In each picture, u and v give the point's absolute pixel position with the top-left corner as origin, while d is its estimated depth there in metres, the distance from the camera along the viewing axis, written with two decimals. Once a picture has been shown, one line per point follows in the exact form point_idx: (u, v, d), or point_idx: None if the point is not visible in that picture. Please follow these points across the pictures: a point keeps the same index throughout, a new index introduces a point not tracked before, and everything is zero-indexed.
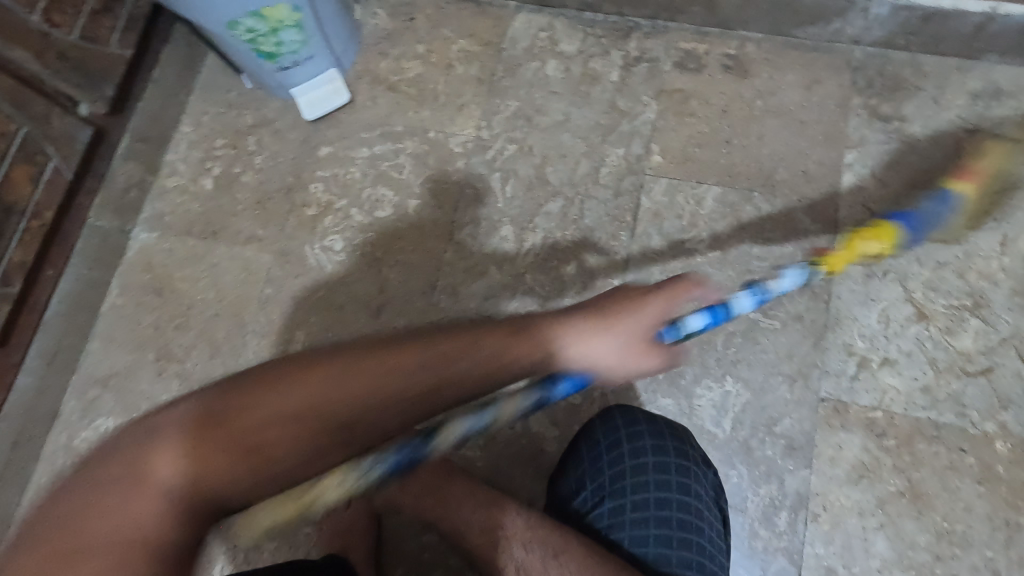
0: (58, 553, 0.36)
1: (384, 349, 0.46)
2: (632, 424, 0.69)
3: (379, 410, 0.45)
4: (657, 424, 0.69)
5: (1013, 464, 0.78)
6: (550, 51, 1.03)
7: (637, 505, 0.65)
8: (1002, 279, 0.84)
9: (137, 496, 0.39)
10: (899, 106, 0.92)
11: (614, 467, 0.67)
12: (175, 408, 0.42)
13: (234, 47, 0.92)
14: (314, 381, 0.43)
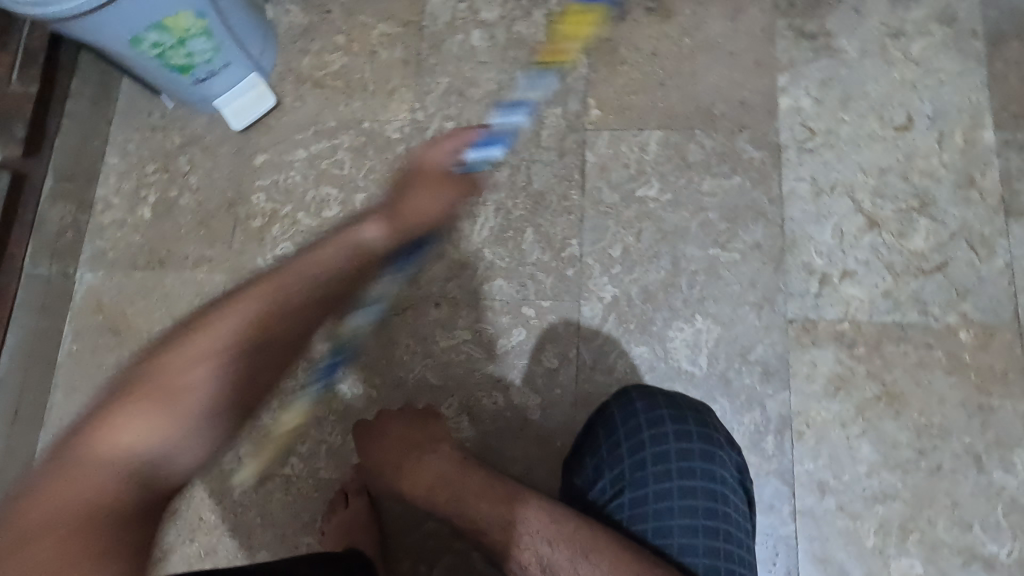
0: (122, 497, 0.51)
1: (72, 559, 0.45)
2: (652, 409, 0.70)
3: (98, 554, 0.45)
4: (679, 408, 0.71)
5: (979, 350, 0.80)
6: (472, 21, 1.02)
7: (661, 495, 0.67)
8: (944, 175, 0.85)
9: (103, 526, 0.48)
10: (822, 22, 0.93)
11: (633, 455, 0.68)
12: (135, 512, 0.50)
13: (144, 64, 0.90)
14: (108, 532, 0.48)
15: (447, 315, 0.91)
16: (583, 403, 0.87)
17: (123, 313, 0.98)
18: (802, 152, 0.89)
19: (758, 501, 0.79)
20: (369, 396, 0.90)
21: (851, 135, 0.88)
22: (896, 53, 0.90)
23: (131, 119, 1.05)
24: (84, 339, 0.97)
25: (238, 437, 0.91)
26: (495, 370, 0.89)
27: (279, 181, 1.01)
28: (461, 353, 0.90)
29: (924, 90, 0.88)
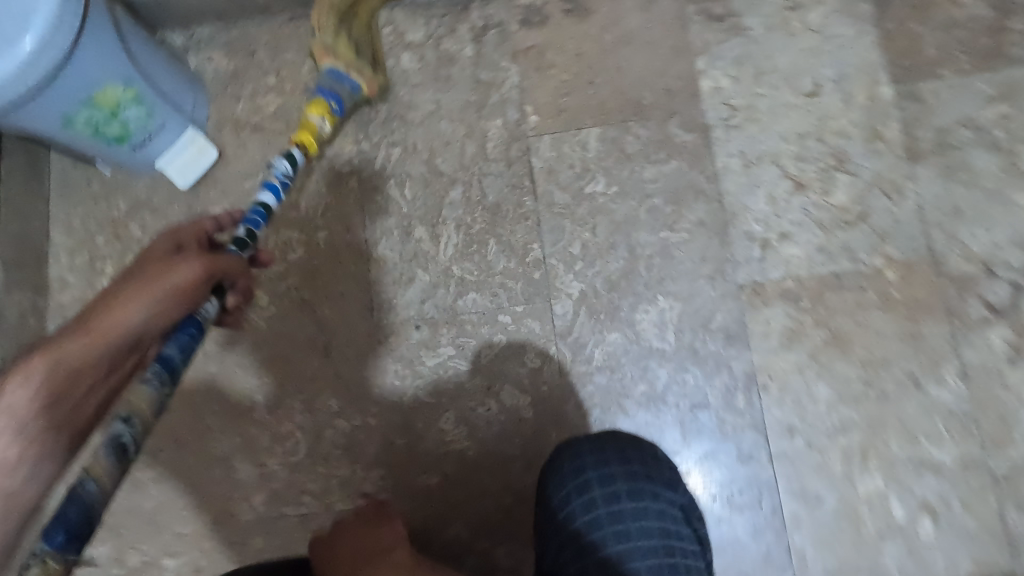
0: None
1: None
2: (580, 479, 0.77)
3: None
4: (604, 471, 0.77)
5: (904, 285, 0.89)
6: (400, 44, 1.03)
7: (604, 561, 0.73)
8: (854, 132, 0.94)
9: None
10: (728, 3, 0.99)
11: (571, 530, 0.75)
12: None
13: (79, 141, 0.91)
14: None
15: (426, 336, 0.95)
16: (569, 394, 0.93)
17: None
18: (728, 130, 0.96)
19: (738, 452, 0.88)
20: (367, 425, 0.95)
21: (770, 107, 0.96)
22: (797, 24, 0.97)
23: (71, 192, 1.03)
24: None
25: (251, 487, 0.94)
26: (482, 379, 0.94)
27: None
28: (448, 369, 0.95)
29: (826, 56, 0.96)
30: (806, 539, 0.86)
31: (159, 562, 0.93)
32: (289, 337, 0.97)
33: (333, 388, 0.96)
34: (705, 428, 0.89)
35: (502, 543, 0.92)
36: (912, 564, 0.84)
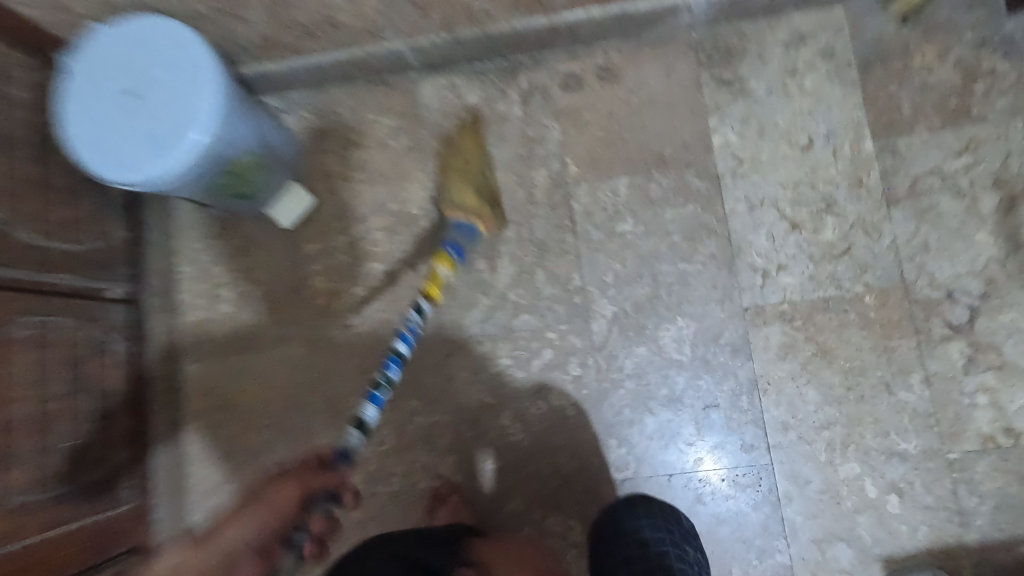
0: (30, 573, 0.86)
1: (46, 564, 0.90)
2: (638, 520, 1.03)
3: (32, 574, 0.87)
4: (655, 519, 1.03)
5: (880, 308, 1.09)
6: (460, 107, 1.25)
7: None
8: (841, 180, 1.13)
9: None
10: (736, 70, 1.18)
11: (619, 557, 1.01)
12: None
13: (208, 197, 1.13)
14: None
15: (487, 350, 1.18)
16: (604, 396, 1.15)
17: (231, 392, 1.24)
18: (735, 178, 1.16)
19: (742, 443, 1.10)
20: (441, 422, 1.18)
21: (770, 158, 1.15)
22: (794, 88, 1.16)
23: (190, 231, 1.26)
24: (200, 420, 1.23)
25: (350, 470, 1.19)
26: (533, 384, 1.16)
27: (331, 265, 1.25)
28: (506, 376, 1.17)
29: (819, 115, 1.15)
30: (796, 511, 1.08)
31: None
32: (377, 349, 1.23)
33: (413, 392, 1.19)
34: (716, 423, 1.11)
35: (552, 513, 1.15)
36: (881, 532, 1.05)
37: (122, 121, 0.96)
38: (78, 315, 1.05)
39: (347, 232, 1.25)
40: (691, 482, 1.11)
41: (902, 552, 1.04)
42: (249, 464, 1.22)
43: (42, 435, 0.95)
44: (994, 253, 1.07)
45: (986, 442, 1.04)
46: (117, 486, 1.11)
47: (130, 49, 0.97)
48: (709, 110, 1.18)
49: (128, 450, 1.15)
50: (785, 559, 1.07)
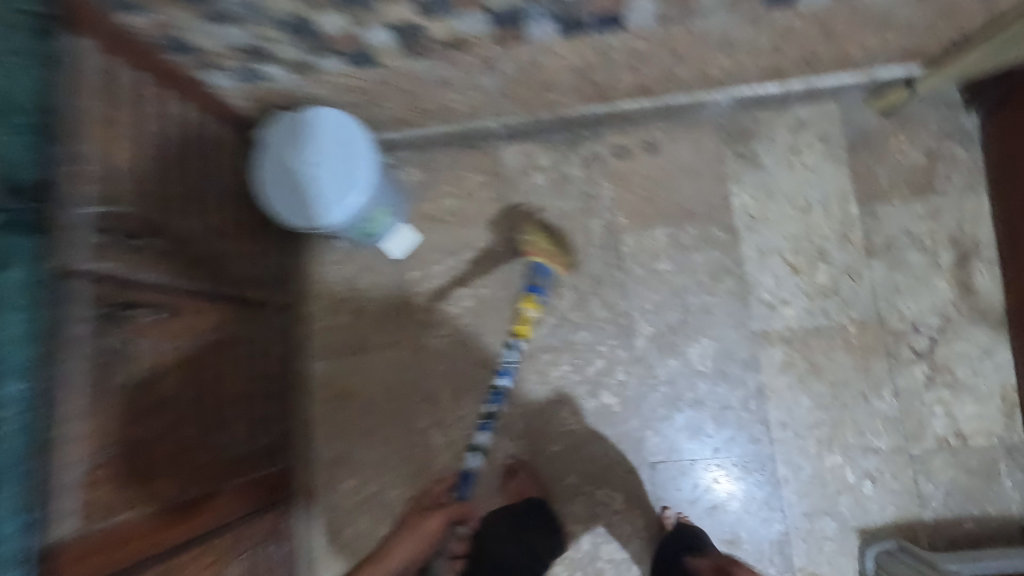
0: (160, 536, 1.00)
1: (172, 534, 1.03)
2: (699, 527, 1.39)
3: (164, 538, 1.01)
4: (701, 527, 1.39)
5: (861, 335, 1.41)
6: (534, 168, 1.60)
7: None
8: (832, 235, 1.46)
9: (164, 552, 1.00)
10: (751, 147, 1.52)
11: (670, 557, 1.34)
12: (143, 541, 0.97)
13: (346, 234, 1.50)
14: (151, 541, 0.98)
15: (552, 358, 1.51)
16: (643, 397, 1.47)
17: (349, 384, 1.59)
18: (749, 231, 1.49)
19: (751, 436, 1.42)
20: (513, 413, 1.52)
21: (776, 216, 1.49)
22: (796, 163, 1.50)
23: (320, 257, 1.61)
24: (325, 405, 1.58)
25: (441, 448, 1.54)
26: (588, 386, 1.49)
27: (430, 288, 1.60)
28: (566, 379, 1.50)
29: (815, 184, 1.48)
30: (792, 491, 1.39)
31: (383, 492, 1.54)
32: (464, 355, 1.56)
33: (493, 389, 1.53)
34: (730, 420, 1.43)
35: (601, 487, 1.46)
36: (858, 510, 1.36)
37: (308, 185, 1.30)
38: (262, 321, 1.41)
39: (441, 263, 1.61)
40: (709, 467, 1.43)
41: (874, 525, 1.35)
42: (361, 442, 1.56)
43: (241, 406, 1.27)
44: (951, 296, 1.39)
45: (941, 442, 1.35)
46: (274, 449, 1.42)
47: (304, 131, 1.31)
48: (729, 177, 1.52)
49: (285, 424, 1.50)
50: (783, 528, 1.38)
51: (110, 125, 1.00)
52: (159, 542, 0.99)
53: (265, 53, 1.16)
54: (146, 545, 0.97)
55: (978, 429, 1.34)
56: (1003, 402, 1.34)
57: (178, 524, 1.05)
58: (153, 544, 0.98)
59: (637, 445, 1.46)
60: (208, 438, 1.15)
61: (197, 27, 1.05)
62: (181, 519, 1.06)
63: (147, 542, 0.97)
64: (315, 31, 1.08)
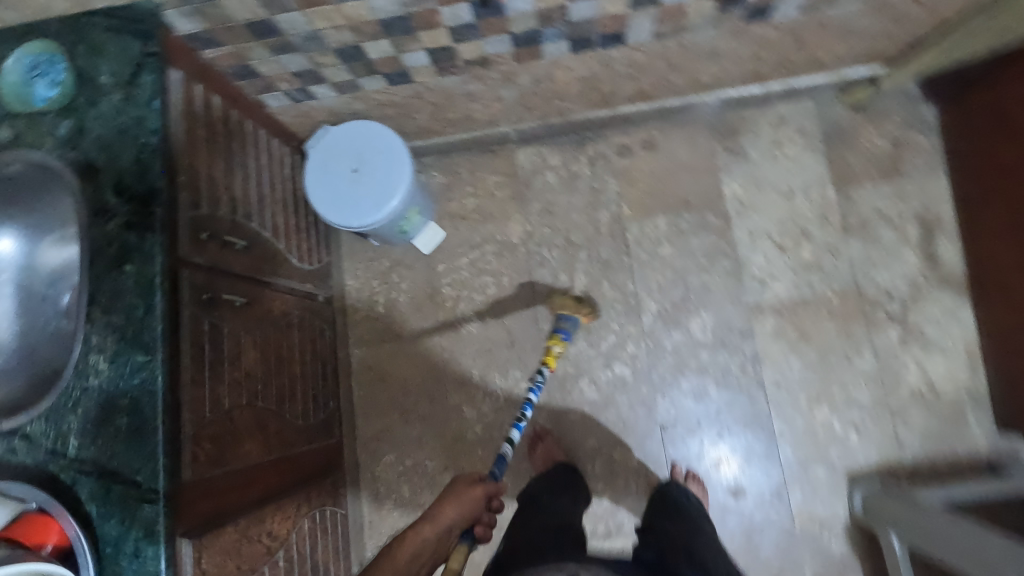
0: (247, 493, 1.14)
1: (254, 492, 1.17)
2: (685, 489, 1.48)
3: (250, 494, 1.15)
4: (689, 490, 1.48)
5: (841, 304, 1.60)
6: (546, 168, 1.79)
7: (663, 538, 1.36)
8: (812, 217, 1.65)
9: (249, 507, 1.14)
10: (739, 141, 1.71)
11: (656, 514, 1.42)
12: (237, 495, 1.10)
13: (384, 233, 1.67)
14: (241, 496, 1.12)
15: (570, 336, 1.70)
16: (652, 367, 1.65)
17: (387, 367, 1.77)
18: (740, 216, 1.68)
19: (749, 396, 1.60)
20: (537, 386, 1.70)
21: (763, 202, 1.68)
22: (779, 154, 1.69)
23: (355, 255, 1.81)
24: (367, 387, 1.76)
25: (473, 420, 1.71)
26: (603, 360, 1.67)
27: (457, 278, 1.78)
28: (583, 353, 1.68)
29: (796, 172, 1.68)
30: (787, 442, 1.57)
31: (423, 462, 1.71)
32: (489, 336, 1.74)
33: (518, 366, 1.72)
34: (730, 383, 1.61)
35: (618, 448, 1.64)
36: (845, 456, 1.54)
37: (350, 189, 1.48)
38: (315, 310, 1.58)
39: (465, 256, 1.79)
40: (714, 425, 1.61)
41: (860, 469, 1.53)
42: (400, 418, 1.74)
43: (301, 385, 1.43)
44: (918, 266, 1.58)
45: (915, 393, 1.54)
46: (330, 426, 1.58)
47: (346, 142, 1.49)
48: (720, 169, 1.71)
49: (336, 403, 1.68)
50: (781, 476, 1.56)
51: (209, 144, 1.17)
52: (246, 498, 1.13)
53: (318, 76, 1.35)
54: (238, 500, 1.11)
55: (947, 380, 1.53)
56: (967, 355, 1.54)
57: (259, 483, 1.19)
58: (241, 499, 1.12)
59: (648, 409, 1.64)
60: (279, 411, 1.31)
61: (266, 56, 1.25)
62: (261, 480, 1.20)
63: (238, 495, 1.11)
64: (363, 55, 1.28)
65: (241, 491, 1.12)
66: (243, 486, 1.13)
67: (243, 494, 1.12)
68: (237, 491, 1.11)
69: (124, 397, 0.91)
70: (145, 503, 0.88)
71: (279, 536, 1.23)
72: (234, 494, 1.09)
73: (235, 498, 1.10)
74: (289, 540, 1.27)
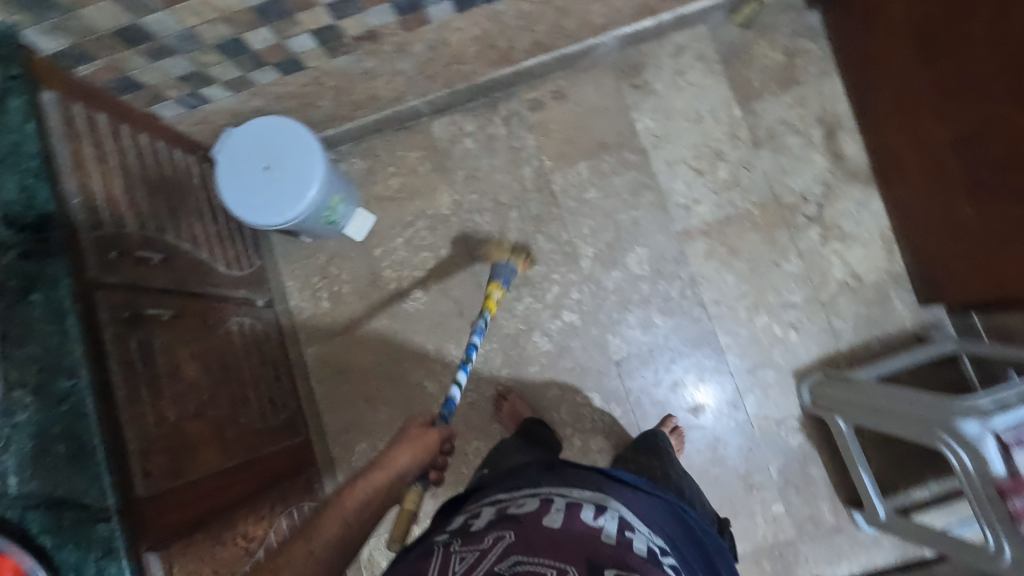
0: (210, 496, 1.14)
1: (221, 495, 1.17)
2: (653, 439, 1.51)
3: (216, 498, 1.16)
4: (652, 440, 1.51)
5: (763, 214, 1.67)
6: (463, 135, 1.80)
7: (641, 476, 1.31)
8: (723, 138, 1.71)
9: (215, 511, 1.14)
10: (642, 76, 1.75)
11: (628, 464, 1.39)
12: (200, 502, 1.11)
13: (313, 228, 1.66)
14: (204, 501, 1.12)
15: (515, 294, 1.73)
16: (598, 308, 1.70)
17: (343, 360, 1.77)
18: (656, 148, 1.73)
19: (693, 317, 1.67)
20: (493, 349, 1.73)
21: (675, 131, 1.73)
22: (682, 82, 1.73)
23: (290, 255, 1.79)
24: (327, 382, 1.76)
25: (437, 393, 1.74)
26: (550, 311, 1.71)
27: (396, 259, 1.79)
28: (531, 308, 1.72)
29: (701, 97, 1.73)
30: (735, 353, 1.65)
31: None
32: (437, 310, 1.76)
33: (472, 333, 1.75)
34: (673, 309, 1.68)
35: (580, 392, 1.68)
36: (789, 355, 1.63)
37: (265, 186, 1.46)
38: (255, 315, 1.57)
39: (400, 235, 1.80)
40: (665, 352, 1.67)
41: (804, 364, 1.62)
42: (366, 406, 1.75)
43: (252, 390, 1.43)
44: (826, 166, 1.66)
45: (842, 285, 1.63)
46: (293, 425, 1.58)
47: (252, 140, 1.47)
48: (630, 106, 1.75)
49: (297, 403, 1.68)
50: (734, 386, 1.64)
51: (101, 162, 1.14)
52: (212, 503, 1.14)
53: (205, 77, 1.32)
54: (202, 506, 1.11)
55: (868, 267, 1.63)
56: (882, 240, 1.63)
57: (226, 488, 1.19)
58: (207, 504, 1.12)
59: (602, 349, 1.69)
60: (234, 417, 1.31)
61: (145, 64, 1.21)
62: (227, 483, 1.20)
63: (202, 502, 1.11)
64: (245, 47, 1.26)
65: (204, 498, 1.12)
66: (207, 490, 1.13)
67: (207, 499, 1.13)
68: (200, 498, 1.11)
69: (56, 425, 0.88)
70: (99, 521, 0.88)
71: (256, 537, 1.24)
72: (196, 501, 1.10)
73: (199, 505, 1.10)
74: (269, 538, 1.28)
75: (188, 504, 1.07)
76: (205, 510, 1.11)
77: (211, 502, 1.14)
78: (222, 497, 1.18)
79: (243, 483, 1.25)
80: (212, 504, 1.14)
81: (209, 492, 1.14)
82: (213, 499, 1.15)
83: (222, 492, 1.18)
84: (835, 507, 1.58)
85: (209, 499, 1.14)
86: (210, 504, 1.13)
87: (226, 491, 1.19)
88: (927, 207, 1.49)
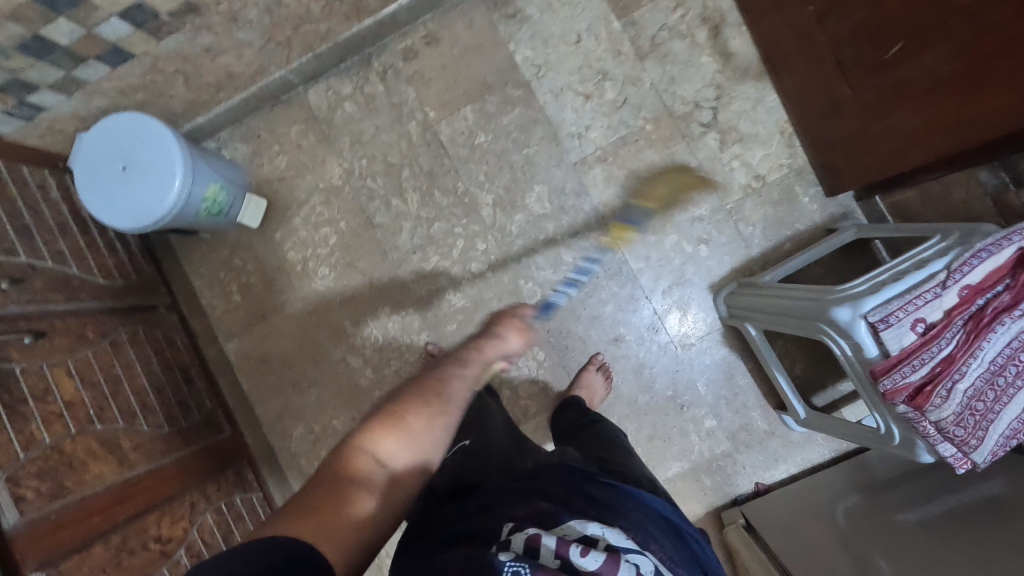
0: (105, 508, 1.14)
1: (121, 506, 1.18)
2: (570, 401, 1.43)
3: (116, 510, 1.16)
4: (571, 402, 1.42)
5: (658, 129, 1.60)
6: (340, 100, 1.71)
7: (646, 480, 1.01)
8: (607, 55, 1.61)
9: (115, 522, 1.15)
10: (513, 4, 1.64)
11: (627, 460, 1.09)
12: (94, 517, 1.11)
13: (200, 223, 1.59)
14: (99, 514, 1.13)
15: (422, 256, 1.69)
16: (506, 255, 1.66)
17: (262, 350, 1.74)
18: (540, 79, 1.64)
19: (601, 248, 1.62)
20: (409, 314, 1.69)
21: (557, 58, 1.64)
22: (556, 4, 1.63)
23: (190, 254, 1.75)
24: (251, 375, 1.74)
25: (362, 366, 1.71)
26: (459, 266, 1.67)
27: (297, 240, 1.74)
28: (440, 266, 1.68)
29: (578, 15, 1.62)
30: (648, 277, 1.61)
31: (331, 424, 1.71)
32: (347, 284, 1.72)
33: (386, 301, 1.71)
34: (579, 243, 1.63)
35: None
36: (702, 270, 1.59)
37: (126, 187, 1.40)
38: (151, 322, 1.56)
39: (297, 215, 1.74)
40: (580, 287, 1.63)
41: (718, 277, 1.58)
42: (293, 391, 1.73)
43: (154, 396, 1.42)
44: (715, 67, 1.58)
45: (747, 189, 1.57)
46: (213, 422, 1.61)
47: (103, 140, 1.40)
48: (506, 38, 1.65)
49: (218, 400, 1.68)
50: (653, 310, 1.61)
51: None
52: (110, 515, 1.15)
53: (25, 84, 1.25)
54: (97, 520, 1.12)
55: (770, 166, 1.57)
56: (782, 135, 1.56)
57: (128, 497, 1.20)
58: (101, 517, 1.13)
59: (516, 296, 1.65)
60: (131, 426, 1.31)
61: None
62: (130, 493, 1.21)
63: (97, 515, 1.12)
64: (52, 44, 1.18)
65: (97, 511, 1.13)
66: (101, 503, 1.14)
67: (103, 512, 1.14)
68: (93, 511, 1.12)
69: None
70: None
71: (173, 538, 1.26)
72: (88, 516, 1.10)
73: (92, 519, 1.11)
74: (192, 536, 1.31)
75: (75, 522, 1.07)
76: (100, 523, 1.12)
77: (106, 514, 1.14)
78: (124, 508, 1.19)
79: (152, 491, 1.26)
80: (108, 516, 1.14)
81: (106, 505, 1.15)
82: (110, 511, 1.15)
83: (123, 501, 1.19)
84: (766, 412, 1.58)
85: (105, 511, 1.14)
86: (106, 518, 1.14)
87: (129, 501, 1.20)
88: (810, 96, 1.43)
